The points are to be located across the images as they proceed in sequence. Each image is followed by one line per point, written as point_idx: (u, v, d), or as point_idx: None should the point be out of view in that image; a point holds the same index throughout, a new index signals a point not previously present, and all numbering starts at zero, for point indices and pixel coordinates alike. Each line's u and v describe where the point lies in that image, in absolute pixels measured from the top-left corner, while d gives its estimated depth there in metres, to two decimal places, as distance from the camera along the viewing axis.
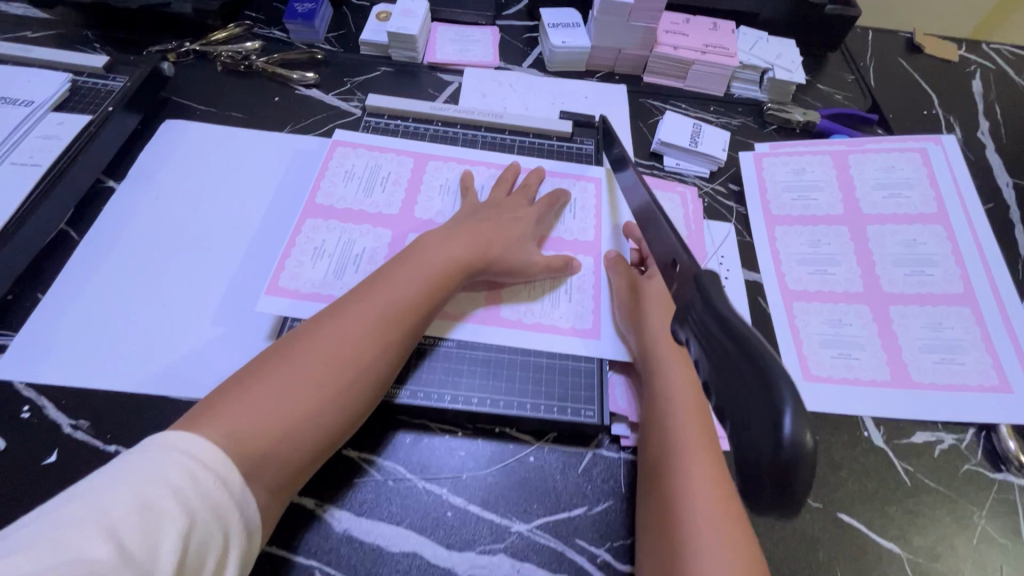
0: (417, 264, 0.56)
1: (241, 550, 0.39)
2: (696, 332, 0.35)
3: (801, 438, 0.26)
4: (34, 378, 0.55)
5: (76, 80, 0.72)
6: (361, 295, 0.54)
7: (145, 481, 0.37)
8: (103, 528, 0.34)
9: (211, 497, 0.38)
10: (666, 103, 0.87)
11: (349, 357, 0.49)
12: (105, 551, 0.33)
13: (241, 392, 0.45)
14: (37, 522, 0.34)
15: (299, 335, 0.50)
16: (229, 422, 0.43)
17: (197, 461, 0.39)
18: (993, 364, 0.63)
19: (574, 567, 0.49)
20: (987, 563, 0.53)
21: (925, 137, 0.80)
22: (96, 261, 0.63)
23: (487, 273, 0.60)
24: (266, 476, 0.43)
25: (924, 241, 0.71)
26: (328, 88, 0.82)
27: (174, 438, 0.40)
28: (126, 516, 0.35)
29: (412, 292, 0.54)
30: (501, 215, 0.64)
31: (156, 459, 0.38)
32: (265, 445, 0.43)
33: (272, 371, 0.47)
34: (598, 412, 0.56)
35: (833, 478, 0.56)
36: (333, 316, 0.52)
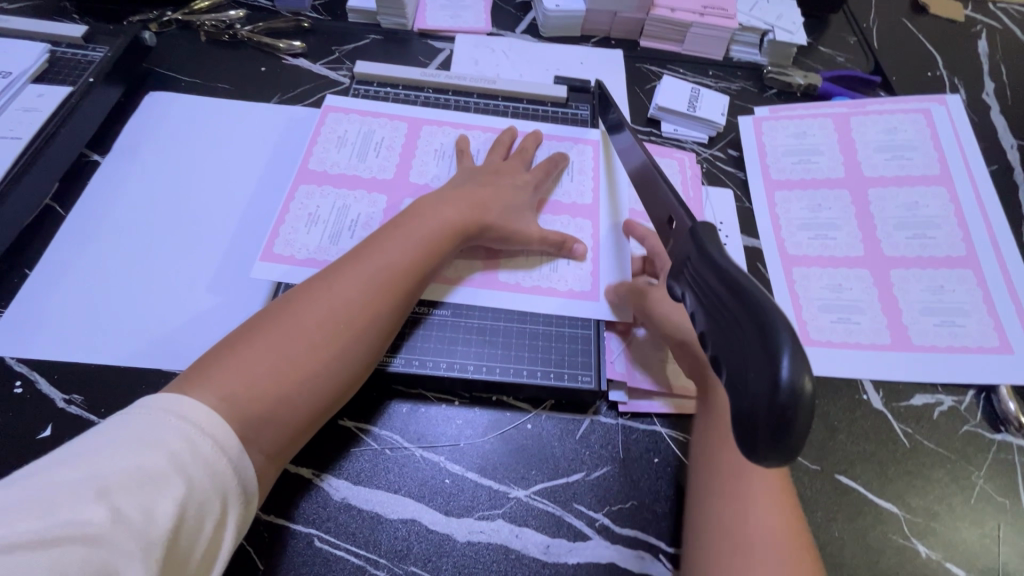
0: (410, 228, 0.55)
1: (240, 516, 0.39)
2: (694, 285, 0.35)
3: (798, 382, 0.26)
4: (25, 353, 0.54)
5: (54, 51, 0.70)
6: (356, 259, 0.53)
7: (142, 444, 0.36)
8: (99, 490, 0.34)
9: (209, 463, 0.38)
10: (664, 67, 0.85)
11: (345, 322, 0.49)
12: (101, 513, 0.33)
13: (236, 355, 0.45)
14: (34, 477, 0.34)
15: (291, 299, 0.49)
16: (224, 385, 0.42)
17: (191, 425, 0.38)
18: (994, 326, 0.62)
19: (573, 531, 0.49)
20: (985, 522, 0.53)
21: (929, 98, 0.79)
22: (84, 236, 0.62)
23: (483, 239, 0.59)
24: (263, 440, 0.43)
25: (926, 203, 0.70)
26: (315, 57, 0.79)
27: (171, 401, 0.39)
28: (123, 479, 0.35)
29: (406, 257, 0.53)
30: (498, 180, 0.62)
31: (154, 422, 0.38)
32: (259, 410, 0.43)
33: (264, 336, 0.46)
34: (595, 377, 0.55)
35: (832, 441, 0.56)
36: (327, 280, 0.51)
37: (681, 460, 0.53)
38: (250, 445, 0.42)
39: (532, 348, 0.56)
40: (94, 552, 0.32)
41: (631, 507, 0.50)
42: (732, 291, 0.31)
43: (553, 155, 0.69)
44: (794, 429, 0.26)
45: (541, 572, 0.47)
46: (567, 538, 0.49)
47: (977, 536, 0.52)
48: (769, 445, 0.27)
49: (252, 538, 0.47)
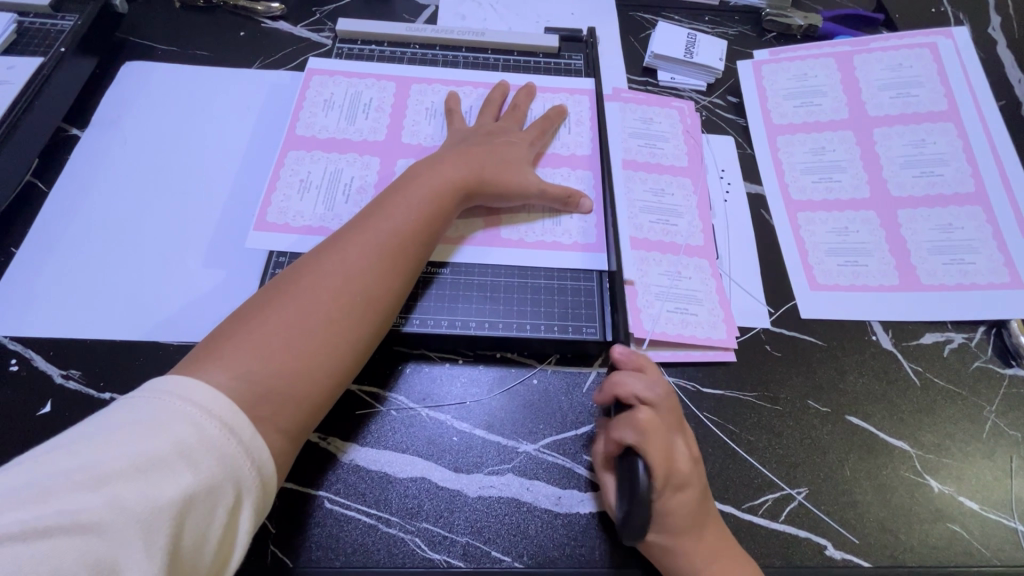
0: (413, 192, 0.53)
1: (256, 501, 0.38)
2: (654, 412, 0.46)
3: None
4: (18, 332, 0.53)
5: (22, 22, 0.67)
6: (361, 226, 0.51)
7: (146, 429, 0.35)
8: (100, 477, 0.33)
9: (217, 448, 0.37)
10: (658, 15, 0.82)
11: (356, 293, 0.47)
12: (99, 501, 0.33)
13: (248, 331, 0.44)
14: (39, 461, 0.34)
15: (299, 271, 0.48)
16: (238, 363, 0.41)
17: (198, 407, 0.37)
18: (1004, 261, 0.61)
19: (584, 482, 0.49)
20: (997, 455, 0.53)
21: (935, 31, 0.76)
22: (69, 212, 0.60)
23: (482, 198, 0.57)
24: (281, 416, 0.42)
25: (934, 140, 0.68)
26: (295, 19, 0.76)
27: (178, 383, 0.38)
28: (125, 466, 0.34)
29: (410, 222, 0.52)
30: (494, 138, 0.60)
31: (160, 406, 0.37)
32: (278, 386, 0.42)
33: (276, 310, 0.45)
34: (600, 328, 0.54)
35: (842, 383, 0.56)
36: (334, 249, 0.49)
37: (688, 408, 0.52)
38: (267, 420, 0.41)
39: (538, 303, 0.55)
40: (95, 542, 0.32)
41: None
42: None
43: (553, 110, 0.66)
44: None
45: (554, 522, 0.47)
46: (579, 488, 0.48)
47: (989, 469, 0.52)
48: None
49: None
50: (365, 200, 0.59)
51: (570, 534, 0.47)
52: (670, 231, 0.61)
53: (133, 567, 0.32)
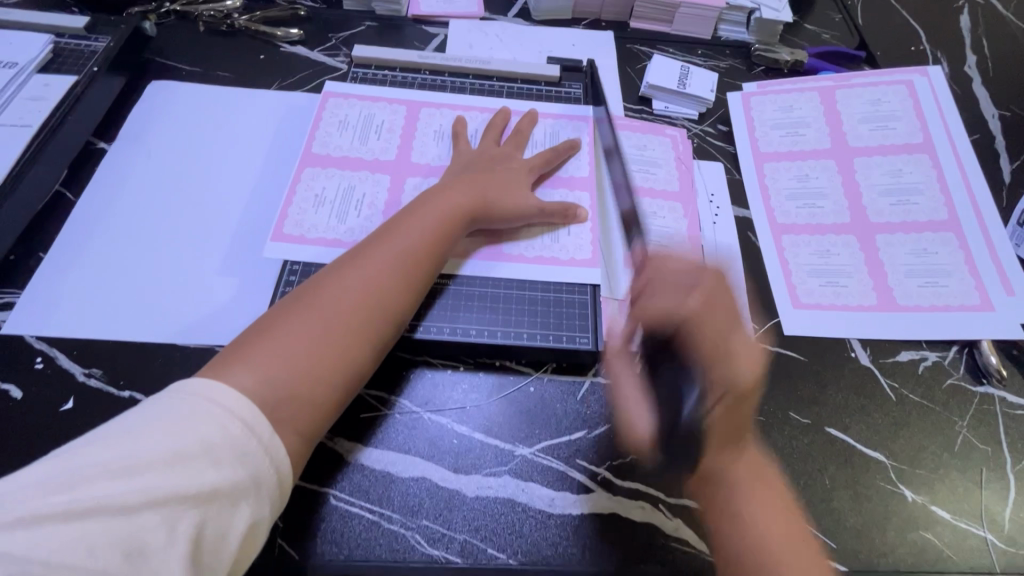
0: (429, 211, 0.57)
1: (272, 501, 0.41)
2: None
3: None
4: (43, 331, 0.56)
5: (58, 42, 0.71)
6: (381, 241, 0.55)
7: (176, 427, 0.39)
8: (137, 467, 0.37)
9: (241, 447, 0.40)
10: (654, 47, 0.87)
11: (376, 305, 0.51)
12: (129, 492, 0.36)
13: (276, 339, 0.47)
14: (83, 450, 0.37)
15: (320, 282, 0.51)
16: (263, 368, 0.45)
17: (226, 410, 0.41)
18: (975, 285, 0.65)
19: (576, 484, 0.51)
20: (967, 468, 0.56)
21: (911, 69, 0.81)
22: (94, 220, 0.64)
23: (486, 219, 0.61)
24: (298, 421, 0.45)
25: (910, 170, 0.72)
26: (313, 44, 0.81)
27: (210, 385, 0.42)
28: (160, 458, 0.37)
29: (424, 240, 0.56)
30: (496, 164, 0.65)
31: (192, 405, 0.40)
32: (298, 391, 0.45)
33: (299, 319, 0.48)
34: (593, 339, 0.58)
35: (823, 396, 0.59)
36: (353, 264, 0.53)
37: None
38: (284, 424, 0.44)
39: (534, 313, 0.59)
40: (125, 528, 0.35)
41: (630, 461, 0.53)
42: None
43: (552, 138, 0.71)
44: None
45: (547, 522, 0.49)
46: (572, 491, 0.51)
47: (961, 481, 0.55)
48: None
49: None
50: (373, 218, 0.63)
51: (563, 534, 0.49)
52: (661, 251, 0.65)
53: (161, 553, 0.35)
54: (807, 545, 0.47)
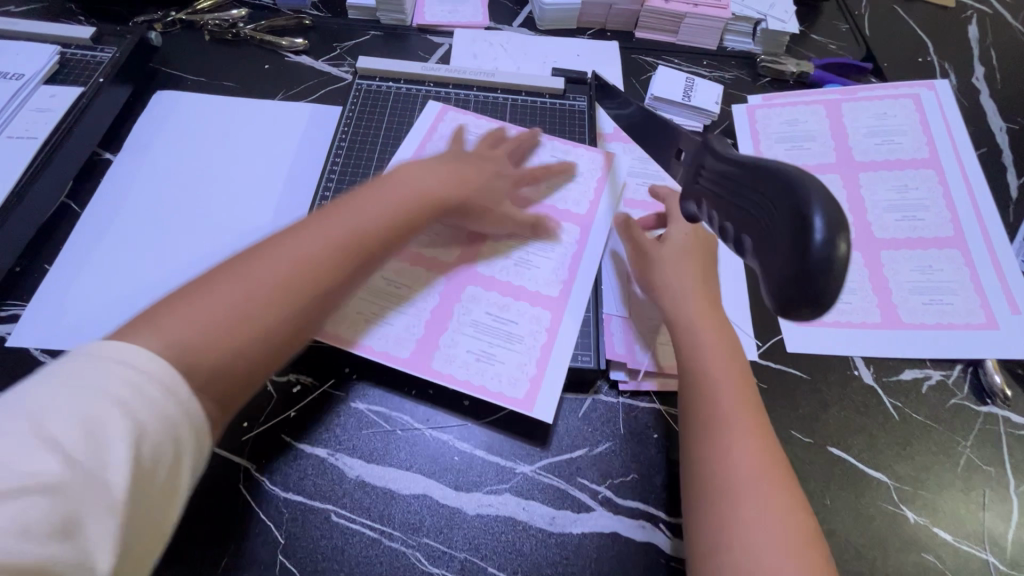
0: (388, 190, 0.53)
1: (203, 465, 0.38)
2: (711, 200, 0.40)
3: (828, 235, 0.29)
4: (48, 344, 0.57)
5: (64, 53, 0.71)
6: (338, 211, 0.50)
7: (89, 392, 0.34)
8: (45, 442, 0.32)
9: (163, 410, 0.35)
10: (659, 58, 0.86)
11: (304, 283, 0.45)
12: (53, 463, 0.31)
13: (193, 302, 0.42)
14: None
15: (265, 247, 0.47)
16: (175, 332, 0.39)
17: (139, 371, 0.35)
18: (980, 303, 0.64)
19: (577, 503, 0.51)
20: (970, 489, 0.56)
21: (918, 83, 0.80)
22: (100, 232, 0.64)
23: (466, 219, 0.60)
24: (214, 387, 0.40)
25: (916, 186, 0.72)
26: (317, 54, 0.81)
27: (115, 346, 0.36)
28: (67, 431, 0.32)
29: (384, 216, 0.51)
30: (487, 160, 0.62)
31: (97, 366, 0.35)
32: (215, 360, 0.40)
33: (230, 282, 0.43)
34: (595, 357, 0.57)
35: (825, 415, 0.58)
36: (307, 229, 0.48)
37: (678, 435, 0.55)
38: (201, 391, 0.39)
39: (525, 347, 0.56)
40: (52, 504, 0.31)
41: (631, 480, 0.53)
42: (754, 175, 0.35)
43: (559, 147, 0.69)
44: (824, 277, 0.30)
45: (548, 541, 0.50)
46: (572, 510, 0.51)
47: (963, 502, 0.55)
48: (802, 295, 0.30)
49: (273, 514, 0.49)
50: None
51: (563, 553, 0.49)
52: None
53: (95, 523, 0.32)
54: (756, 433, 0.47)
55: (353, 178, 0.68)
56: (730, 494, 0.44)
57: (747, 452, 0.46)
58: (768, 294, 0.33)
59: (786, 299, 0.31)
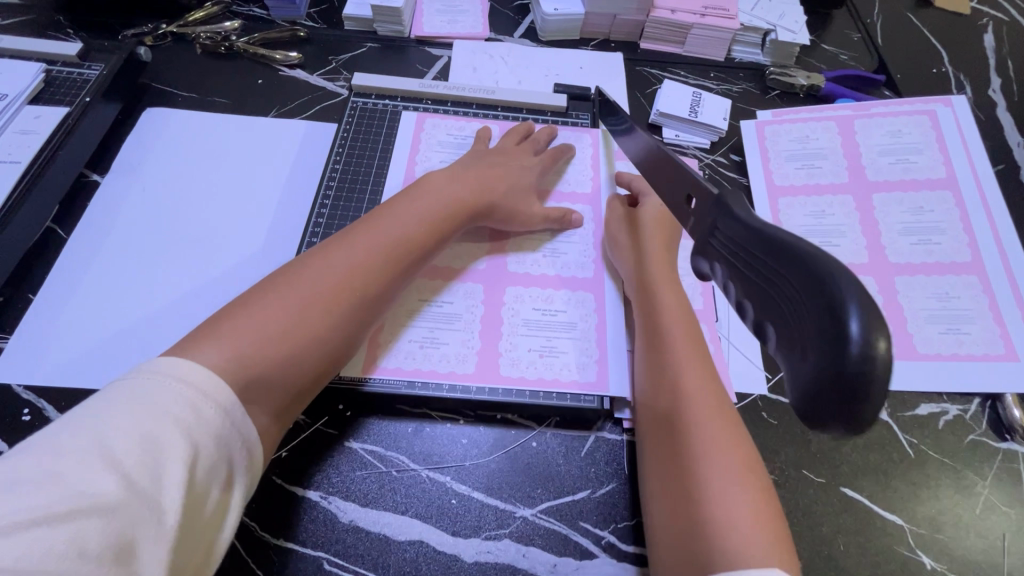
0: (418, 203, 0.56)
1: (245, 484, 0.40)
2: (727, 267, 0.34)
3: (871, 348, 0.24)
4: (32, 381, 0.55)
5: (50, 70, 0.69)
6: (372, 225, 0.54)
7: (148, 412, 0.36)
8: (107, 461, 0.34)
9: (215, 428, 0.38)
10: (664, 71, 0.84)
11: (348, 293, 0.49)
12: (112, 483, 0.33)
13: (247, 314, 0.45)
14: (44, 447, 0.34)
15: (308, 260, 0.50)
16: (238, 343, 0.43)
17: (197, 389, 0.38)
18: (999, 333, 0.62)
19: (580, 550, 0.49)
20: (990, 532, 0.53)
21: (934, 98, 0.78)
22: (88, 260, 0.62)
23: (490, 218, 0.61)
24: (267, 401, 0.44)
25: (932, 208, 0.69)
26: (312, 67, 0.79)
27: (178, 364, 0.39)
28: (127, 449, 0.35)
29: (413, 229, 0.54)
30: (505, 161, 0.64)
31: (155, 387, 0.38)
32: (271, 368, 0.44)
33: (283, 293, 0.47)
34: (598, 396, 0.55)
35: (838, 453, 0.56)
36: (343, 247, 0.51)
37: None
38: (253, 404, 0.42)
39: (581, 332, 0.58)
40: (111, 523, 0.32)
41: (636, 525, 0.51)
42: (781, 256, 0.29)
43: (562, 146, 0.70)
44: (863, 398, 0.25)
45: None
46: (574, 557, 0.49)
47: (983, 547, 0.53)
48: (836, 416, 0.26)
49: (263, 562, 0.47)
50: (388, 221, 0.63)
51: None
52: None
53: (148, 544, 0.33)
54: (719, 417, 0.46)
55: (348, 201, 0.66)
56: (693, 480, 0.43)
57: (711, 425, 0.45)
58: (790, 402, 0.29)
59: (818, 414, 0.27)
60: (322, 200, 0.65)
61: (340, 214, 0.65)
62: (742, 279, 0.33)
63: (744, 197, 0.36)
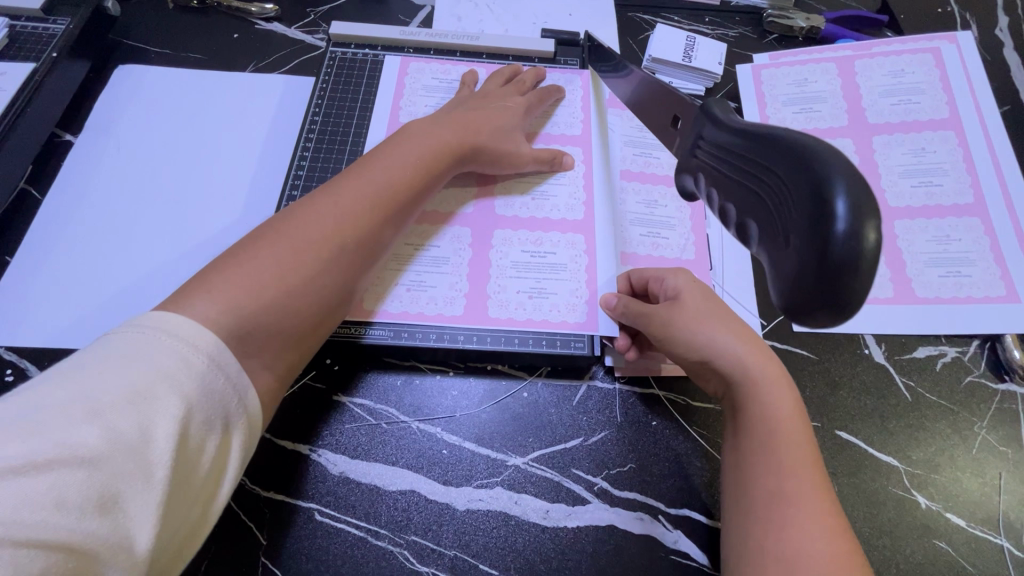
0: (405, 148, 0.54)
1: (244, 441, 0.38)
2: (714, 179, 0.37)
3: (858, 229, 0.27)
4: (12, 341, 0.54)
5: (14, 25, 0.66)
6: (358, 172, 0.51)
7: (134, 364, 0.34)
8: (91, 413, 0.32)
9: (205, 385, 0.36)
10: (657, 15, 0.80)
11: (340, 239, 0.47)
12: (95, 436, 0.32)
13: (238, 265, 0.43)
14: (27, 395, 0.33)
15: (296, 210, 0.48)
16: (230, 296, 0.41)
17: (186, 344, 0.36)
18: (1001, 274, 0.60)
19: (572, 496, 0.49)
20: (985, 471, 0.53)
21: (939, 35, 0.74)
22: (63, 221, 0.61)
23: (475, 162, 0.59)
24: (267, 354, 0.42)
25: (934, 149, 0.67)
26: (290, 20, 0.75)
27: (168, 318, 0.37)
28: (110, 402, 0.33)
29: (404, 175, 0.52)
30: (488, 103, 0.61)
31: (143, 340, 0.36)
32: (269, 321, 0.42)
33: (273, 245, 0.45)
34: (588, 343, 0.54)
35: (833, 397, 0.56)
36: (330, 195, 0.49)
37: (677, 421, 0.53)
38: (253, 358, 0.41)
39: (570, 273, 0.57)
40: (93, 477, 0.31)
41: (629, 470, 0.50)
42: (771, 154, 0.31)
43: (551, 90, 0.67)
44: (849, 280, 0.27)
45: (542, 536, 0.48)
46: (567, 503, 0.49)
47: (978, 485, 0.52)
48: (821, 300, 0.28)
49: (253, 514, 0.47)
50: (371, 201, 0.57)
51: (557, 547, 0.47)
52: (660, 244, 0.60)
53: (135, 497, 0.32)
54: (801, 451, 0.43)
55: (328, 154, 0.63)
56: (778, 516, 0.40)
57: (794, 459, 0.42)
58: (774, 295, 0.32)
59: (803, 299, 0.29)
60: (301, 153, 0.63)
61: (320, 166, 0.63)
62: (734, 186, 0.35)
63: (730, 107, 0.38)
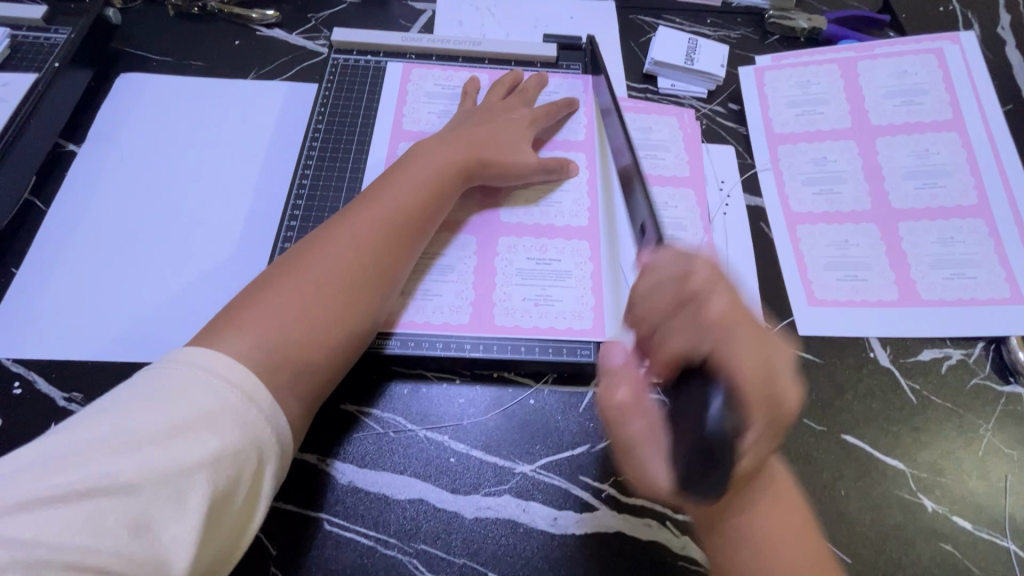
0: (416, 169, 0.55)
1: (276, 472, 0.39)
2: None
3: None
4: (20, 353, 0.54)
5: (15, 36, 0.66)
6: (372, 198, 0.52)
7: (174, 398, 0.36)
8: (133, 444, 0.34)
9: (240, 417, 0.37)
10: (659, 17, 0.80)
11: (361, 267, 0.48)
12: (137, 466, 0.33)
13: (266, 301, 0.44)
14: (75, 427, 0.35)
15: (314, 241, 0.49)
16: (258, 331, 0.42)
17: (223, 378, 0.38)
18: (1005, 276, 0.60)
19: (580, 502, 0.49)
20: (991, 474, 0.53)
21: (941, 36, 0.74)
22: (68, 232, 0.61)
23: (482, 174, 0.58)
24: (302, 385, 0.43)
25: (937, 151, 0.67)
26: (291, 26, 0.75)
27: (204, 353, 0.39)
28: (153, 434, 0.34)
29: (418, 197, 0.53)
30: (494, 116, 0.62)
31: (183, 373, 0.38)
32: (297, 352, 0.43)
33: (296, 279, 0.46)
34: (595, 350, 0.54)
35: (839, 401, 0.56)
36: (347, 225, 0.50)
37: None
38: (283, 389, 0.42)
39: (576, 280, 0.57)
40: (133, 505, 0.32)
41: None
42: None
43: (557, 99, 0.67)
44: None
45: (550, 543, 0.48)
46: (575, 510, 0.49)
47: (984, 488, 0.52)
48: None
49: (263, 525, 0.47)
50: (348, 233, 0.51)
51: (565, 555, 0.47)
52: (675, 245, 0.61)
53: (172, 525, 0.33)
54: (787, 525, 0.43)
55: (332, 162, 0.63)
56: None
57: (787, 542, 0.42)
58: None
59: None
60: (305, 162, 0.63)
61: (324, 174, 0.63)
62: None
63: None
